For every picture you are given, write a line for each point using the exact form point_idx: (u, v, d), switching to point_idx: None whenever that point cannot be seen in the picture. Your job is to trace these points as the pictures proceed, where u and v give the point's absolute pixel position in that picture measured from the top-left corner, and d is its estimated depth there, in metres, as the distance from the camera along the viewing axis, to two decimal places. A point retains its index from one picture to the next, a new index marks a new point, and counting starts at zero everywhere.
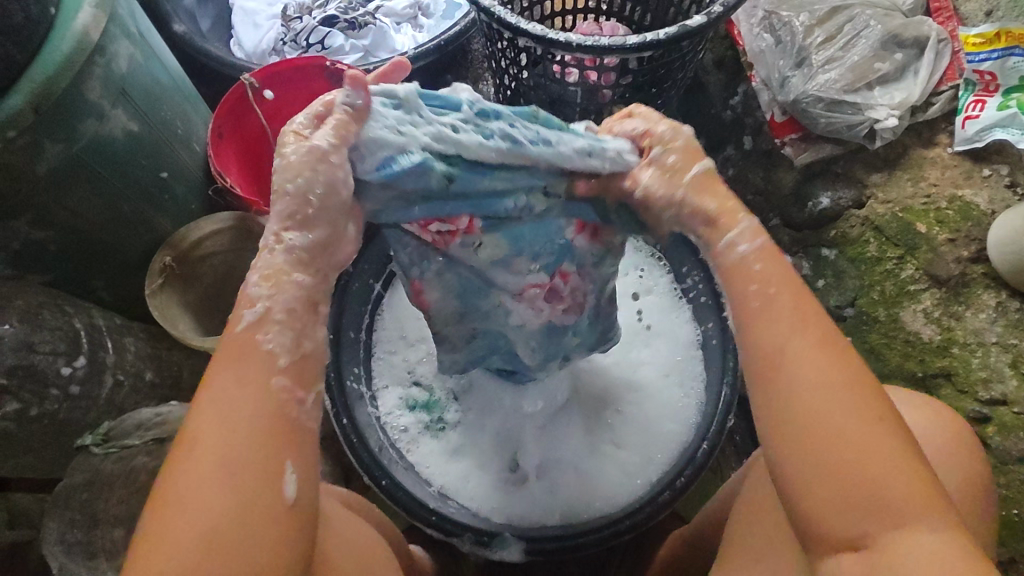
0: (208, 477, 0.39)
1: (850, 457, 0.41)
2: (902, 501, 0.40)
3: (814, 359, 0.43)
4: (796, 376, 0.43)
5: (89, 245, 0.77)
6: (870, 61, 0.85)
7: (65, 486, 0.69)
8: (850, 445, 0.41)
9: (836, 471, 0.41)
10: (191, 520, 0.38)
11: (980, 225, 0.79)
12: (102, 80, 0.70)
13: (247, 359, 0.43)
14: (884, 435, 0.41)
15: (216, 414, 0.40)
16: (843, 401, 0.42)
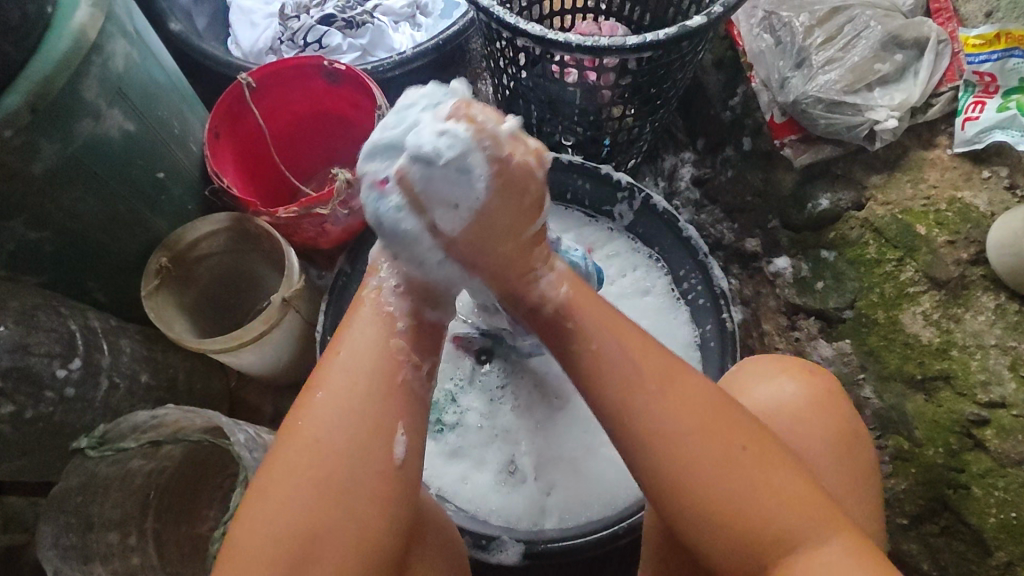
0: (323, 429, 0.47)
1: (748, 500, 0.46)
2: (799, 528, 0.46)
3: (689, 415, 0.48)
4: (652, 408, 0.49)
5: (85, 246, 0.76)
6: (870, 62, 0.85)
7: (60, 490, 0.67)
8: (723, 473, 0.47)
9: (739, 512, 0.46)
10: (304, 462, 0.46)
11: (979, 226, 0.78)
12: (99, 79, 0.69)
13: (373, 326, 0.53)
14: (768, 473, 0.47)
15: (344, 376, 0.50)
16: (713, 434, 0.48)
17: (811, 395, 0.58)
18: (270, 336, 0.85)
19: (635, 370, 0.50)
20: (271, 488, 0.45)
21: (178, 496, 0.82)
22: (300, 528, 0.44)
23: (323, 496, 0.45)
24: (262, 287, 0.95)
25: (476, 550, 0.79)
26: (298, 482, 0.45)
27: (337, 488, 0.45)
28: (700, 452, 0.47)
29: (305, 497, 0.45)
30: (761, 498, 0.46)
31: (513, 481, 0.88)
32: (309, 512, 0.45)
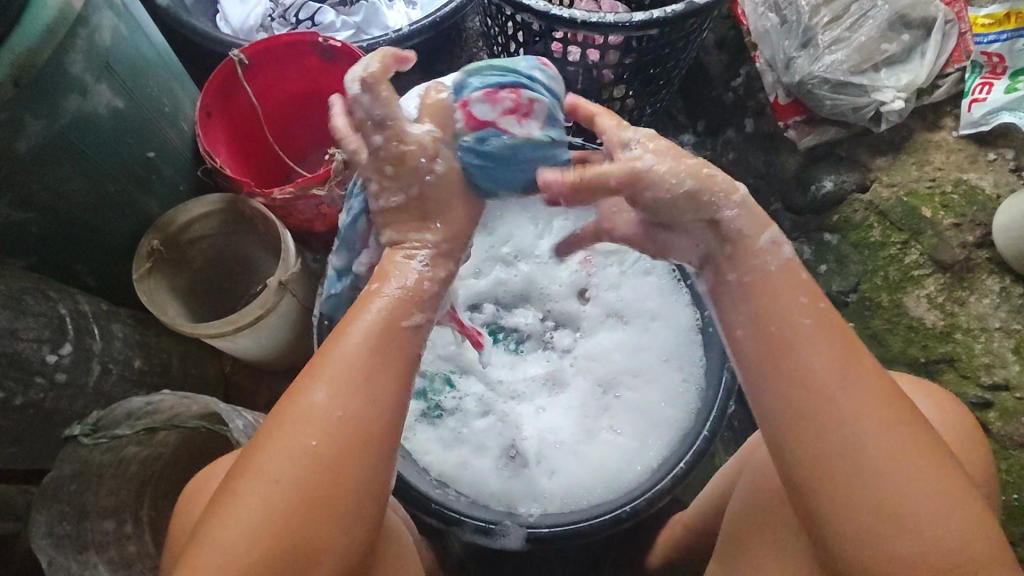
0: (317, 441, 0.44)
1: (910, 530, 0.42)
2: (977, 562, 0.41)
3: (864, 403, 0.44)
4: (846, 408, 0.44)
5: (72, 228, 0.74)
6: (877, 42, 0.84)
7: (53, 478, 0.64)
8: (894, 479, 0.43)
9: (898, 538, 0.42)
10: (293, 471, 0.43)
11: (985, 209, 0.78)
12: (87, 53, 0.66)
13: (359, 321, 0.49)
14: (934, 482, 0.43)
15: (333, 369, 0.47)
16: (896, 434, 0.44)
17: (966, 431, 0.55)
18: (265, 321, 0.83)
19: (821, 367, 0.46)
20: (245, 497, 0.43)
21: (173, 484, 0.81)
22: (277, 540, 0.42)
23: (291, 476, 0.43)
24: (258, 270, 0.93)
25: (478, 534, 0.78)
26: (279, 493, 0.43)
27: (299, 478, 0.43)
28: (881, 445, 0.43)
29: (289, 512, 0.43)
30: (939, 520, 0.42)
31: (514, 466, 0.87)
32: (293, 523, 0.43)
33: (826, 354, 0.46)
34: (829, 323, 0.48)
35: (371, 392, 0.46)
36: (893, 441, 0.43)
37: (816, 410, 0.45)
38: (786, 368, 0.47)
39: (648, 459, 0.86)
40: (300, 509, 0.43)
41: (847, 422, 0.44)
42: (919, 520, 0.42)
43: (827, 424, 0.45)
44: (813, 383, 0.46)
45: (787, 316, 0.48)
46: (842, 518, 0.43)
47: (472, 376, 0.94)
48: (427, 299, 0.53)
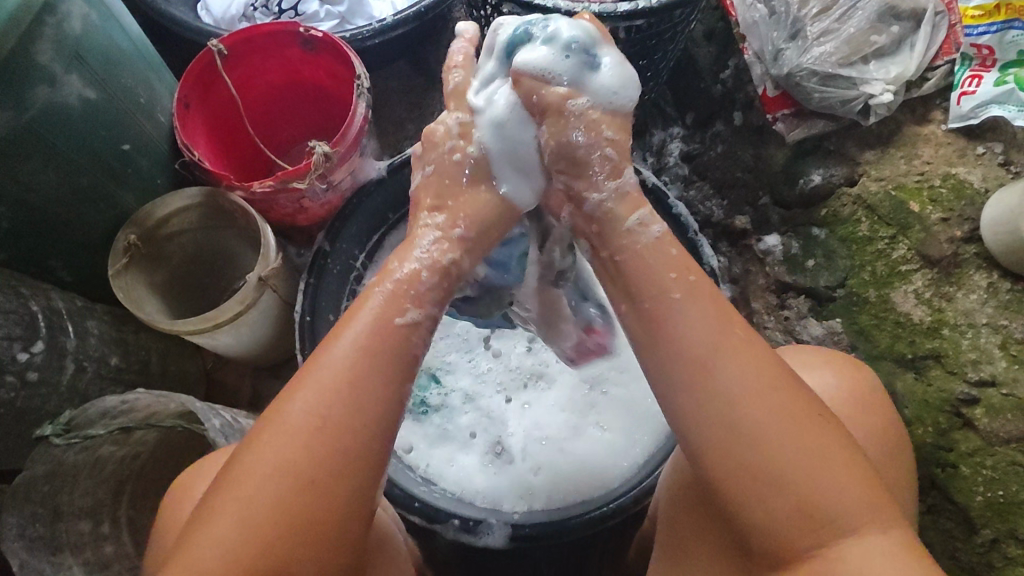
0: (292, 449, 0.43)
1: (794, 487, 0.43)
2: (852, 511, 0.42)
3: (737, 367, 0.46)
4: (727, 381, 0.45)
5: (44, 222, 0.72)
6: (866, 34, 0.83)
7: (25, 479, 0.63)
8: (777, 444, 0.43)
9: (784, 496, 0.43)
10: (268, 459, 0.43)
11: (974, 203, 0.77)
12: (55, 42, 0.64)
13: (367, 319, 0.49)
14: (812, 437, 0.44)
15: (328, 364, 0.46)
16: (775, 397, 0.45)
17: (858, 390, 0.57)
18: (246, 317, 0.82)
19: (696, 340, 0.47)
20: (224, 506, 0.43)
21: (154, 482, 0.79)
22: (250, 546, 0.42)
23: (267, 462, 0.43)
24: (239, 265, 0.92)
25: (462, 533, 0.78)
26: (257, 487, 0.43)
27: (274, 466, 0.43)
28: (761, 408, 0.44)
29: (263, 522, 0.42)
30: (817, 474, 0.43)
31: (499, 463, 0.87)
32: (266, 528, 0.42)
33: (701, 327, 0.47)
34: (702, 294, 0.49)
35: (358, 388, 0.46)
36: (768, 400, 0.44)
37: (704, 385, 0.46)
38: (671, 342, 0.48)
39: (634, 455, 0.86)
40: (270, 515, 0.42)
41: (723, 394, 0.45)
42: (802, 476, 0.43)
43: (711, 392, 0.45)
44: (697, 356, 0.47)
45: (664, 285, 0.50)
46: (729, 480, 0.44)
47: (458, 372, 0.94)
48: (424, 292, 0.52)
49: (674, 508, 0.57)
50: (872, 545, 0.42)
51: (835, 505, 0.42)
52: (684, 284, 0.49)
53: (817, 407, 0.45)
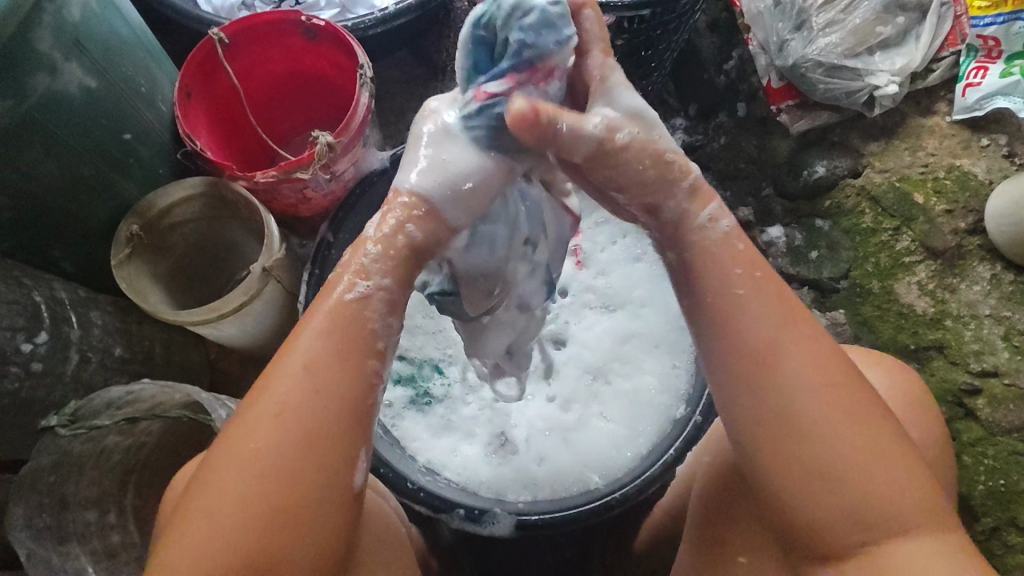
0: (287, 443, 0.42)
1: (848, 486, 0.42)
2: (908, 513, 0.42)
3: (805, 361, 0.44)
4: (793, 379, 0.44)
5: (46, 212, 0.71)
6: (872, 25, 0.82)
7: (31, 470, 0.63)
8: (825, 447, 0.43)
9: (838, 494, 0.42)
10: (266, 458, 0.41)
11: (977, 195, 0.77)
12: (54, 29, 0.63)
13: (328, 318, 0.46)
14: (872, 437, 0.43)
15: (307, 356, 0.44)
16: (832, 401, 0.43)
17: (911, 389, 0.56)
18: (250, 307, 0.81)
19: (761, 331, 0.45)
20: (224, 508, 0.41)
21: (161, 472, 0.80)
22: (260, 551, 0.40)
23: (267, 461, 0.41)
24: (242, 255, 0.91)
25: (467, 522, 0.78)
26: (256, 485, 0.41)
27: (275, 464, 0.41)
28: (823, 407, 0.43)
29: (263, 521, 0.40)
30: (876, 476, 0.42)
31: (504, 452, 0.87)
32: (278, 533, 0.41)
33: (766, 322, 0.45)
34: (767, 291, 0.46)
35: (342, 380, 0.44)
36: (830, 399, 0.43)
37: (763, 378, 0.44)
38: (729, 338, 0.46)
39: (638, 445, 0.86)
40: (282, 518, 0.41)
41: (780, 395, 0.44)
42: (851, 480, 0.42)
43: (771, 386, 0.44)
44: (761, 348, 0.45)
45: (726, 262, 0.48)
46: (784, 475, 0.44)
47: (461, 362, 0.94)
48: (370, 265, 0.47)
49: (709, 500, 0.57)
50: (920, 544, 0.42)
51: (885, 509, 0.42)
52: (749, 280, 0.46)
53: (879, 408, 0.44)
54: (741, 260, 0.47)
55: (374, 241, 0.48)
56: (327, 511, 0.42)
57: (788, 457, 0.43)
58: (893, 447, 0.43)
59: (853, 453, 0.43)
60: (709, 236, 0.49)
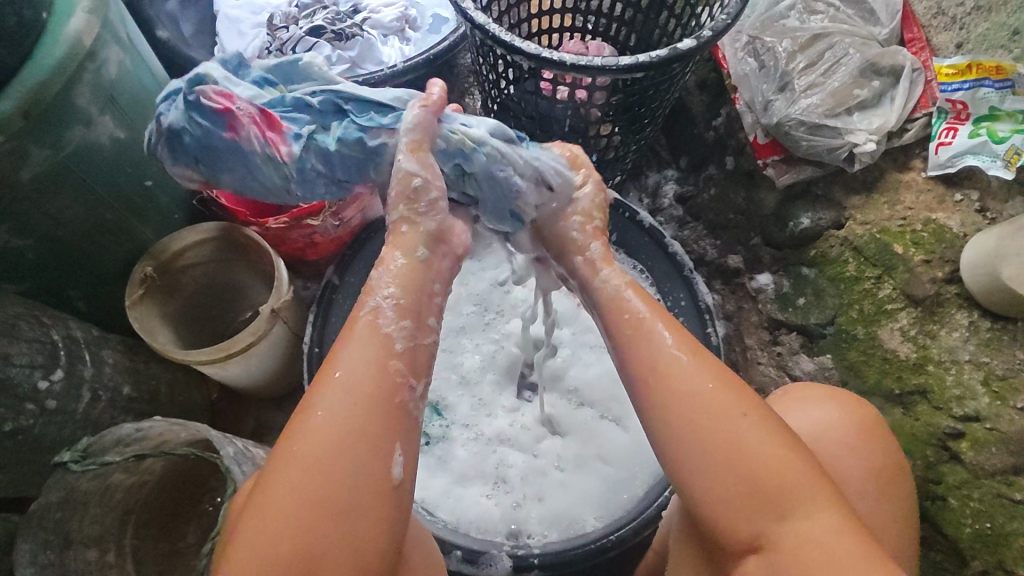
0: (333, 444, 0.47)
1: (755, 468, 0.49)
2: (803, 493, 0.48)
3: (695, 368, 0.54)
4: (687, 382, 0.53)
5: (69, 255, 0.75)
6: (850, 88, 0.89)
7: (38, 505, 0.64)
8: (725, 441, 0.50)
9: (754, 478, 0.49)
10: (318, 457, 0.47)
11: (953, 246, 0.81)
12: (92, 86, 0.68)
13: (369, 346, 0.53)
14: (761, 428, 0.51)
15: (350, 374, 0.51)
16: (726, 401, 0.52)
17: (854, 422, 0.60)
18: (257, 348, 0.84)
19: (651, 353, 0.56)
20: (274, 494, 0.46)
21: (159, 511, 0.81)
22: (292, 539, 0.44)
23: (316, 458, 0.47)
24: (248, 296, 0.95)
25: (465, 564, 0.79)
26: (307, 483, 0.46)
27: (322, 459, 0.47)
28: (712, 403, 0.52)
29: (305, 512, 0.45)
30: (776, 462, 0.49)
31: (499, 493, 0.89)
32: (309, 526, 0.45)
33: (652, 339, 0.57)
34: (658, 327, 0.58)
35: (374, 392, 0.50)
36: (723, 397, 0.52)
37: (661, 386, 0.54)
38: (635, 365, 0.57)
39: (635, 487, 0.88)
40: (326, 510, 0.45)
41: (684, 394, 0.53)
42: (751, 464, 0.50)
43: (679, 392, 0.53)
44: (667, 363, 0.55)
45: (619, 308, 0.61)
46: (712, 462, 0.50)
47: (456, 401, 0.95)
48: (378, 286, 0.56)
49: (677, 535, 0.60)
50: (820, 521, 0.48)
51: (791, 489, 0.49)
52: (632, 317, 0.59)
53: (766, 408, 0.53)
54: (630, 309, 0.60)
55: (391, 288, 0.56)
56: (365, 505, 0.47)
57: (697, 456, 0.51)
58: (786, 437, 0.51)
59: (747, 447, 0.50)
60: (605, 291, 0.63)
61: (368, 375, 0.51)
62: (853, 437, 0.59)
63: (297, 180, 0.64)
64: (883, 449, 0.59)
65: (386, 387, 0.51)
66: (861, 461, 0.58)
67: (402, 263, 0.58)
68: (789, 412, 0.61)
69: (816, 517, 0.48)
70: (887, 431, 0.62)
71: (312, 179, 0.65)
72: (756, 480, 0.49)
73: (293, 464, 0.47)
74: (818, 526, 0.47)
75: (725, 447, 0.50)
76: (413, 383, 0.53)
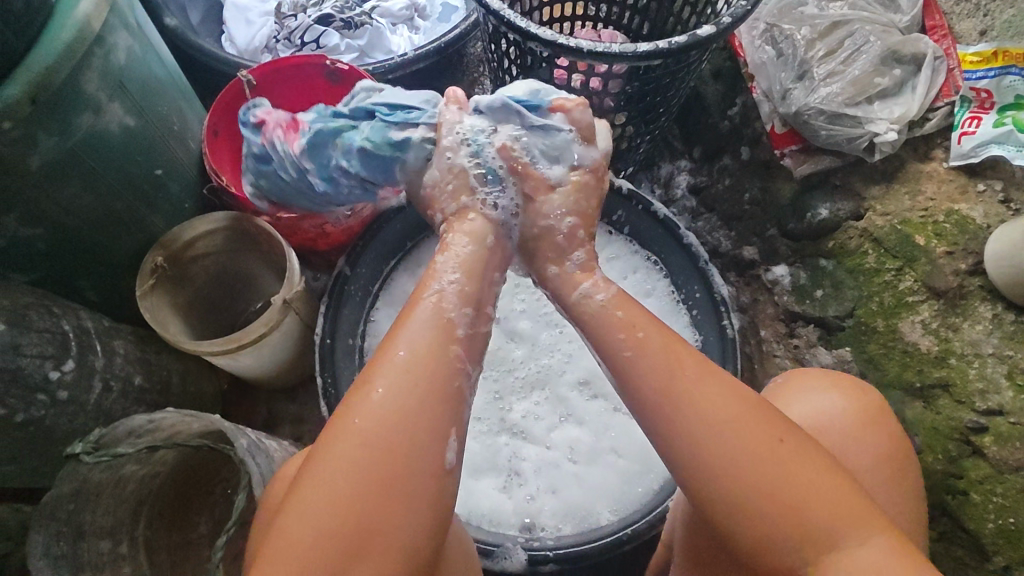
0: (386, 425, 0.47)
1: (789, 498, 0.46)
2: (842, 522, 0.45)
3: (705, 389, 0.50)
4: (701, 408, 0.49)
5: (79, 245, 0.74)
6: (870, 76, 0.87)
7: (52, 496, 0.63)
8: (750, 474, 0.46)
9: (787, 508, 0.45)
10: (370, 437, 0.46)
11: (977, 238, 0.80)
12: (101, 72, 0.67)
13: (430, 326, 0.53)
14: (787, 453, 0.47)
15: (406, 356, 0.50)
16: (750, 424, 0.48)
17: (858, 409, 0.59)
18: (269, 339, 0.83)
19: (650, 374, 0.51)
20: (322, 474, 0.45)
21: (173, 501, 0.81)
22: (343, 515, 0.44)
23: (374, 439, 0.46)
24: (259, 286, 0.94)
25: (479, 557, 0.78)
26: (360, 462, 0.45)
27: (369, 438, 0.46)
28: (728, 429, 0.48)
29: (358, 489, 0.45)
30: (806, 486, 0.46)
31: (513, 487, 0.88)
32: (365, 502, 0.44)
33: (649, 358, 0.52)
34: (652, 346, 0.53)
35: (426, 372, 0.50)
36: (742, 417, 0.48)
37: (669, 401, 0.50)
38: (635, 385, 0.52)
39: (650, 481, 0.87)
40: (378, 488, 0.45)
41: (697, 419, 0.49)
42: (786, 496, 0.46)
43: (698, 418, 0.49)
44: (675, 384, 0.50)
45: (613, 319, 0.56)
46: (741, 494, 0.46)
47: None
48: (443, 267, 0.58)
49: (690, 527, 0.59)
50: (860, 553, 0.44)
51: (822, 517, 0.45)
52: (634, 334, 0.54)
53: (789, 423, 0.49)
54: (618, 319, 0.56)
55: (454, 272, 0.57)
56: (424, 481, 0.46)
57: (720, 494, 0.47)
58: (816, 458, 0.47)
59: (780, 473, 0.46)
60: (587, 309, 0.59)
61: (425, 356, 0.51)
62: (851, 428, 0.57)
63: (318, 171, 0.72)
64: (892, 444, 0.57)
65: (435, 364, 0.51)
66: (872, 452, 0.56)
67: (462, 250, 0.59)
68: (786, 407, 0.60)
69: (861, 547, 0.45)
70: (889, 414, 0.60)
71: (338, 182, 0.73)
72: (786, 508, 0.46)
73: (342, 445, 0.46)
74: (855, 557, 0.44)
75: (749, 475, 0.46)
76: (469, 369, 0.53)
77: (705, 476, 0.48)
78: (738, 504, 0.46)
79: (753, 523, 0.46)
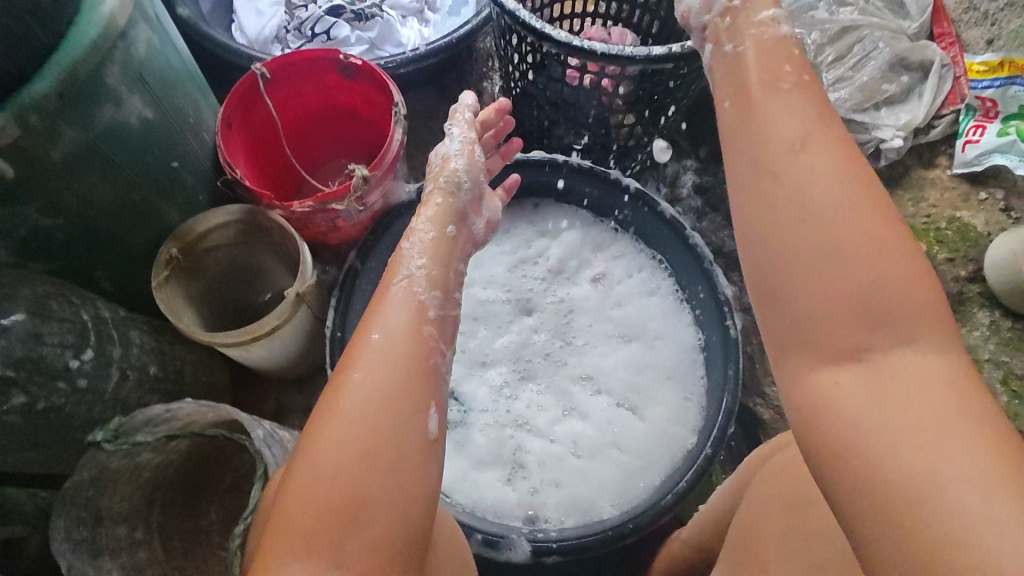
0: (368, 399, 0.49)
1: (913, 418, 0.42)
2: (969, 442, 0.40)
3: (868, 236, 0.46)
4: (847, 260, 0.46)
5: (97, 235, 0.75)
6: (878, 82, 0.88)
7: (71, 484, 0.64)
8: (859, 310, 0.45)
9: (906, 428, 0.42)
10: (359, 414, 0.48)
11: (977, 245, 0.82)
12: (122, 65, 0.68)
13: (402, 311, 0.55)
14: (929, 368, 0.43)
15: (381, 341, 0.52)
16: (895, 320, 0.45)
17: None
18: (281, 332, 0.84)
19: (825, 200, 0.47)
20: (322, 453, 0.47)
21: (183, 490, 0.82)
22: (342, 488, 0.46)
23: (365, 417, 0.48)
24: (270, 278, 0.95)
25: (485, 547, 0.80)
26: (355, 438, 0.47)
27: (364, 411, 0.48)
28: (866, 300, 0.45)
29: (351, 462, 0.47)
30: (927, 407, 0.42)
31: (516, 478, 0.90)
32: (356, 472, 0.46)
33: (827, 183, 0.48)
34: (842, 155, 0.49)
35: (401, 355, 0.52)
36: (900, 310, 0.45)
37: (809, 236, 0.47)
38: (779, 214, 0.48)
39: (651, 476, 0.89)
40: (372, 460, 0.47)
41: (832, 237, 0.46)
42: (910, 412, 0.42)
43: (838, 223, 0.47)
44: (825, 221, 0.47)
45: (795, 164, 0.49)
46: (844, 369, 0.45)
47: (472, 386, 0.96)
48: (409, 252, 0.61)
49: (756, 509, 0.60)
50: (973, 475, 0.39)
51: (950, 437, 0.41)
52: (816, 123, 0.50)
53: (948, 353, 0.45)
54: (777, 138, 0.50)
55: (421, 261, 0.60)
56: (410, 450, 0.48)
57: (819, 358, 0.46)
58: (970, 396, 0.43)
59: (908, 384, 0.43)
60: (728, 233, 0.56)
61: (398, 341, 0.53)
62: None
63: None
64: None
65: (408, 346, 0.53)
66: None
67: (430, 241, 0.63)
68: None
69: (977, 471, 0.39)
70: None
71: None
72: (910, 427, 0.42)
73: (338, 423, 0.48)
74: (967, 472, 0.39)
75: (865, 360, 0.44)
76: (443, 348, 0.55)
77: (811, 299, 0.46)
78: (850, 378, 0.45)
79: (853, 412, 0.44)
